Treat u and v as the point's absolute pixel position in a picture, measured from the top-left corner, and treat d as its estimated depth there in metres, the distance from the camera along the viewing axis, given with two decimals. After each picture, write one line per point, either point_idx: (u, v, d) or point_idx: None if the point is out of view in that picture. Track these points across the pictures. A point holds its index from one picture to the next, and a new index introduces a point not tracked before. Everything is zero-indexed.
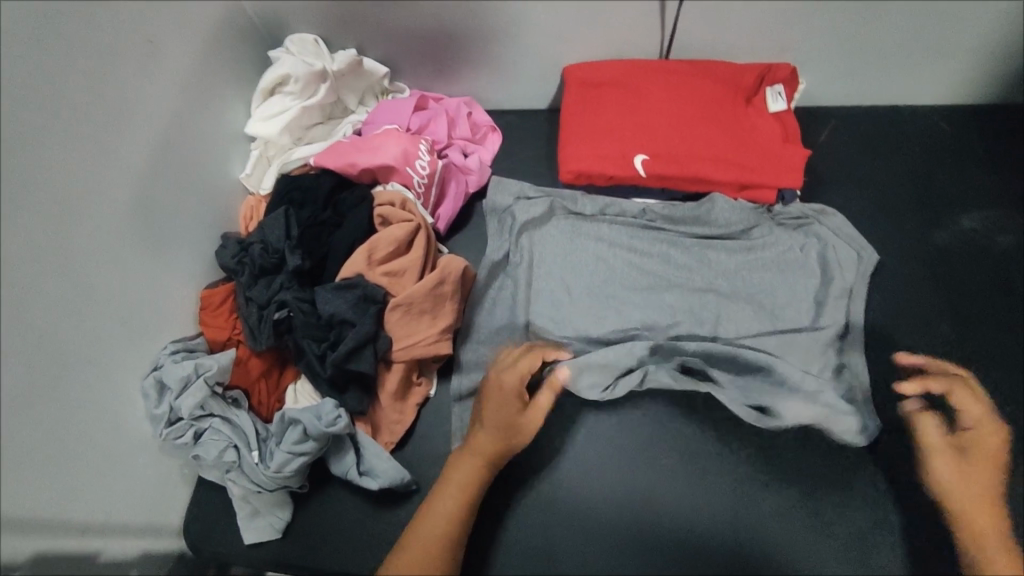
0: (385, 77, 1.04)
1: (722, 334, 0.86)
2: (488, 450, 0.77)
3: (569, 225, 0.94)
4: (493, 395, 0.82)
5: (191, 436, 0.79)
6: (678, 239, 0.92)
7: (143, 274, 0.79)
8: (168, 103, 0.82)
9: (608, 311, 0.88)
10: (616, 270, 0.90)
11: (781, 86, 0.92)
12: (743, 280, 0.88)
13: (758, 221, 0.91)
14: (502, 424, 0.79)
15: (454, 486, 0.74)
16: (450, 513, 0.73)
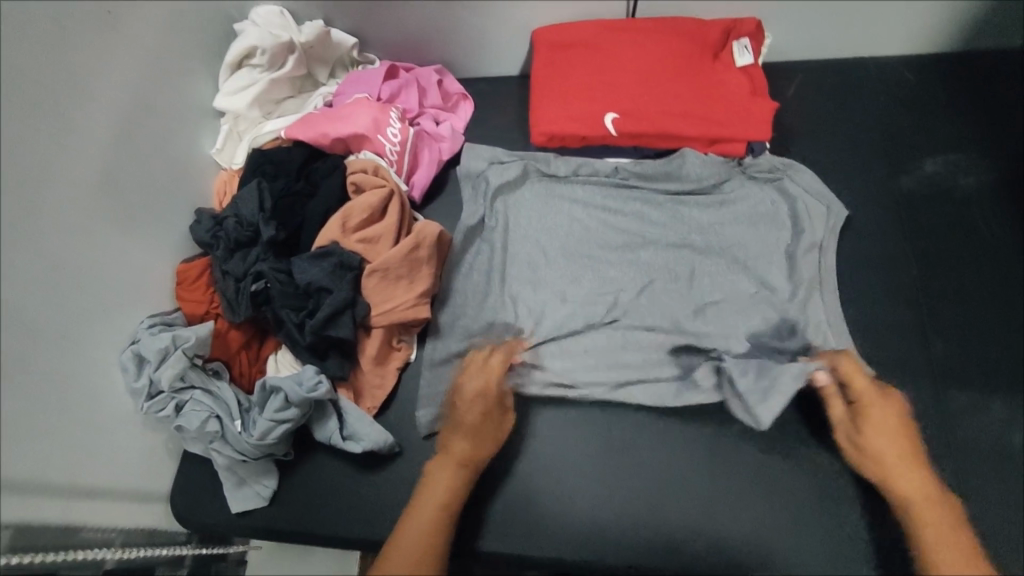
0: (354, 48, 1.04)
1: (698, 287, 0.88)
2: (471, 454, 0.76)
3: (544, 189, 0.95)
4: (465, 395, 0.79)
5: (173, 408, 0.79)
6: (652, 196, 0.93)
7: (117, 248, 0.78)
8: (134, 78, 0.82)
9: (587, 271, 0.90)
10: (591, 229, 0.92)
11: (747, 41, 0.92)
12: (716, 233, 0.90)
13: (728, 176, 0.93)
14: (482, 428, 0.77)
15: (441, 486, 0.73)
16: (434, 522, 0.71)
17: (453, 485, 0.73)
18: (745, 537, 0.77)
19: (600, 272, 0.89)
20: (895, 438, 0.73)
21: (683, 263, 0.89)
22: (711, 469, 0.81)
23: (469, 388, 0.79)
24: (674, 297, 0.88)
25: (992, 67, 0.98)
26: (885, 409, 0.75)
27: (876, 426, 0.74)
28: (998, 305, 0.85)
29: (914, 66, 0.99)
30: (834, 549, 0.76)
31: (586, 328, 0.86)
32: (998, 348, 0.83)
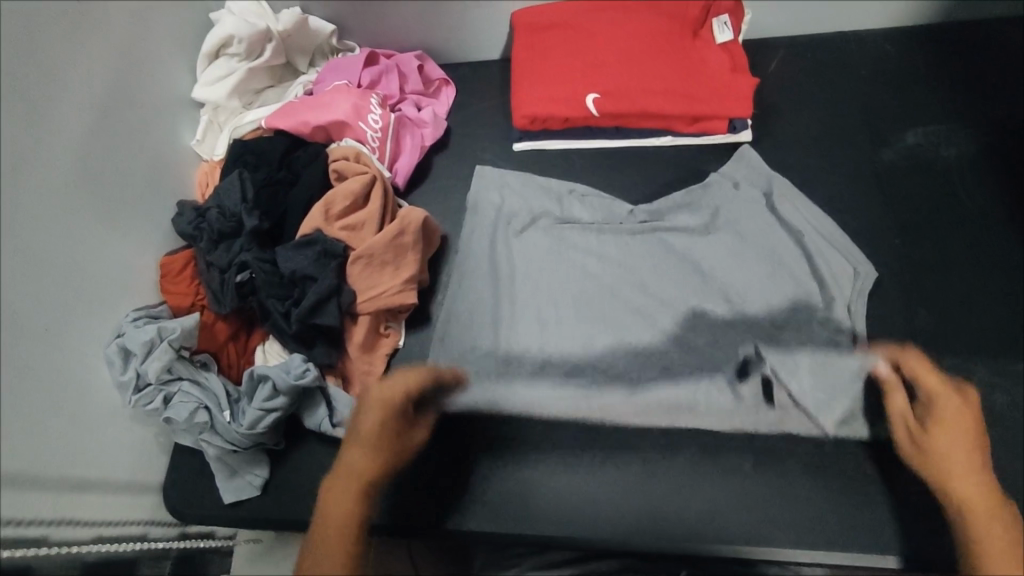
0: (333, 35, 1.03)
1: (718, 353, 0.85)
2: (374, 468, 0.73)
3: (559, 235, 0.92)
4: (369, 410, 0.77)
5: (161, 401, 0.79)
6: (670, 249, 0.91)
7: (98, 240, 0.78)
8: (109, 69, 0.81)
9: (600, 328, 0.87)
10: (605, 286, 0.89)
11: (726, 17, 0.93)
12: (730, 283, 0.88)
13: (734, 204, 0.91)
14: (381, 441, 0.74)
15: (347, 486, 0.71)
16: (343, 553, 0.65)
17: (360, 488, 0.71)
18: (740, 510, 0.77)
19: (616, 329, 0.87)
20: (963, 453, 0.75)
21: (698, 318, 0.87)
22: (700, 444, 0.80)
23: (367, 403, 0.78)
24: (693, 356, 0.85)
25: (970, 39, 0.98)
26: (958, 421, 0.78)
27: (949, 435, 0.77)
28: (985, 274, 0.86)
29: (894, 39, 0.99)
30: (828, 519, 0.75)
31: (599, 392, 0.84)
32: (979, 317, 0.84)
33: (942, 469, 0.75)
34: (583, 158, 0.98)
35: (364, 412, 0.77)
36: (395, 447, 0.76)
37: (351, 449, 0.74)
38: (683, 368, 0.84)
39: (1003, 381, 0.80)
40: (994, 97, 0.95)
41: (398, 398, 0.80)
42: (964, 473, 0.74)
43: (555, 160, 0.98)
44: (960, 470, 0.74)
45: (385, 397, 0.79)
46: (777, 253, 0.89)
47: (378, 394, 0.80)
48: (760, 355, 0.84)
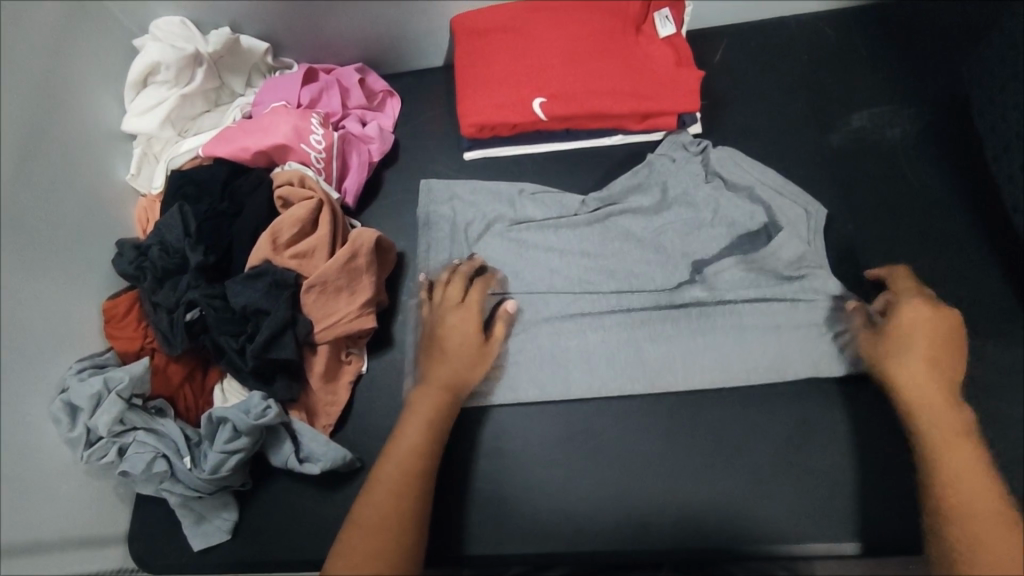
0: (268, 53, 0.99)
1: (699, 343, 0.83)
2: (457, 381, 0.77)
3: (518, 236, 0.90)
4: (450, 331, 0.80)
5: (115, 453, 0.77)
6: (633, 231, 0.90)
7: (36, 293, 0.74)
8: (30, 109, 0.76)
9: (584, 321, 0.85)
10: (573, 278, 0.88)
11: (668, 10, 0.91)
12: (713, 269, 0.86)
13: (678, 175, 0.90)
14: (460, 360, 0.78)
15: (419, 421, 0.73)
16: (416, 442, 0.71)
17: (434, 414, 0.74)
18: (719, 508, 0.77)
19: (601, 329, 0.85)
20: (926, 385, 0.72)
21: (687, 308, 0.85)
22: (675, 444, 0.80)
23: (450, 325, 0.80)
24: (670, 335, 0.84)
25: (912, 17, 0.98)
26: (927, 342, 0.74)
27: (913, 368, 0.73)
28: (937, 251, 0.86)
29: (833, 21, 0.99)
30: (802, 509, 0.76)
31: (591, 381, 0.83)
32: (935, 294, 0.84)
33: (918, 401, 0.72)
34: (537, 163, 0.96)
35: (442, 332, 0.80)
36: (483, 355, 0.80)
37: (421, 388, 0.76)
38: (676, 355, 0.83)
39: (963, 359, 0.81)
40: (936, 73, 0.95)
41: (471, 307, 0.81)
42: (939, 417, 0.70)
43: (507, 167, 0.97)
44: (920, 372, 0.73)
45: (462, 313, 0.81)
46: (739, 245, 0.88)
47: (454, 315, 0.81)
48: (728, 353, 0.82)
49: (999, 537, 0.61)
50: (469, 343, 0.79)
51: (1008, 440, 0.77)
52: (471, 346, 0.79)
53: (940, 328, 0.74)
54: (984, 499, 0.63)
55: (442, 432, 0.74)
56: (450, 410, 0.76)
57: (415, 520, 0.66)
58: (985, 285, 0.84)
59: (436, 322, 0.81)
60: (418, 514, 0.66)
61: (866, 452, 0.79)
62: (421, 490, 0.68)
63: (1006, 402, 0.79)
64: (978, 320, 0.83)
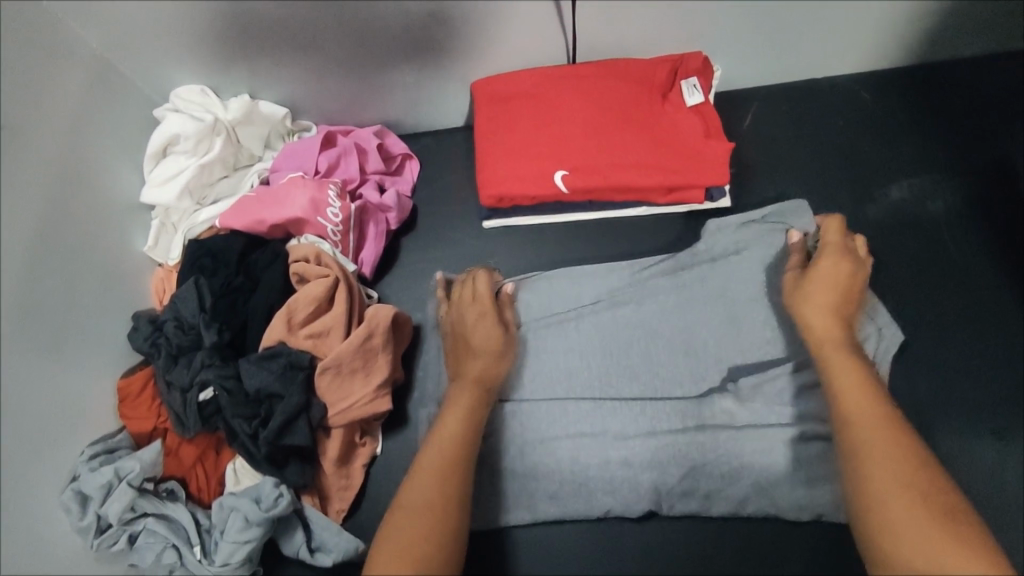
0: (287, 117, 0.98)
1: (727, 475, 0.80)
2: (484, 371, 0.76)
3: (538, 340, 0.87)
4: (472, 323, 0.79)
5: (126, 540, 0.76)
6: (660, 330, 0.86)
7: (48, 380, 0.72)
8: (42, 194, 0.74)
9: (607, 436, 0.82)
10: (593, 381, 0.85)
11: (696, 79, 0.87)
12: (749, 381, 0.83)
13: (717, 275, 0.88)
14: (486, 350, 0.78)
15: (456, 417, 0.71)
16: (456, 428, 0.70)
17: (470, 408, 0.72)
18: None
19: (627, 448, 0.81)
20: (829, 324, 0.72)
21: (716, 425, 0.81)
22: (697, 536, 0.81)
23: (467, 320, 0.80)
24: (699, 457, 0.80)
25: (951, 81, 0.93)
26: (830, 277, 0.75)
27: (815, 307, 0.73)
28: (982, 339, 0.82)
29: (870, 84, 0.94)
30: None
31: (612, 502, 0.81)
32: (979, 384, 0.80)
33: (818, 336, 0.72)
34: (557, 233, 0.94)
35: (466, 326, 0.80)
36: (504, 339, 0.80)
37: (455, 381, 0.76)
38: (699, 481, 0.80)
39: (1006, 455, 0.77)
40: (978, 141, 0.90)
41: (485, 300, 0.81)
42: (829, 329, 0.72)
43: (528, 237, 0.95)
44: (817, 300, 0.74)
45: (477, 306, 0.80)
46: (789, 357, 0.84)
47: (473, 309, 0.80)
48: (756, 479, 0.80)
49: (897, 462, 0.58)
50: (493, 335, 0.79)
51: None
52: (490, 332, 0.79)
53: (839, 269, 0.75)
54: (874, 419, 0.62)
55: (478, 429, 0.71)
56: (485, 405, 0.74)
57: (459, 511, 0.63)
58: None
59: (460, 317, 0.80)
60: (463, 500, 0.64)
61: None
62: (466, 468, 0.67)
63: None
64: None
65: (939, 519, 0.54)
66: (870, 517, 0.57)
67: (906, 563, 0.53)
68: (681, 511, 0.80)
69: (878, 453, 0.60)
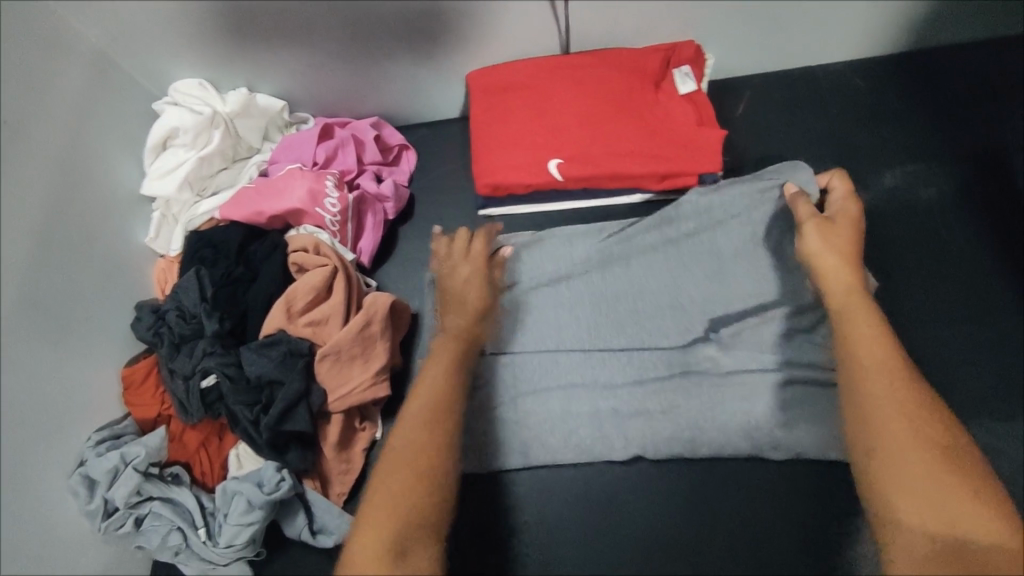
0: (285, 109, 0.99)
1: (710, 420, 0.81)
2: (466, 329, 0.80)
3: (528, 296, 0.89)
4: (458, 282, 0.84)
5: (132, 523, 0.78)
6: (647, 281, 0.89)
7: (54, 368, 0.74)
8: (43, 185, 0.75)
9: (596, 385, 0.84)
10: (582, 334, 0.87)
11: (688, 67, 0.88)
12: (730, 329, 0.85)
13: (705, 238, 0.88)
14: (474, 308, 0.82)
15: (444, 367, 0.74)
16: (445, 376, 0.73)
17: (458, 361, 0.76)
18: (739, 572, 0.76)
19: (614, 396, 0.84)
20: (838, 266, 0.76)
21: (701, 369, 0.84)
22: (700, 517, 0.79)
23: (458, 278, 0.84)
24: (682, 398, 0.82)
25: (946, 68, 0.94)
26: (848, 228, 0.79)
27: (825, 252, 0.77)
28: (976, 323, 0.82)
29: (864, 70, 0.95)
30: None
31: (597, 445, 0.82)
32: (971, 368, 0.80)
33: (827, 277, 0.76)
34: (553, 222, 0.96)
35: (451, 285, 0.84)
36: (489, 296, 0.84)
37: (441, 334, 0.79)
38: (686, 427, 0.81)
39: (998, 433, 0.78)
40: (972, 128, 0.91)
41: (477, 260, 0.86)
42: (835, 268, 0.76)
43: (524, 225, 0.96)
44: (833, 242, 0.78)
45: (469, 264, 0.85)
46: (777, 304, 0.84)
47: (463, 270, 0.85)
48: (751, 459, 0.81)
49: (904, 412, 0.62)
50: (481, 297, 0.83)
51: None
52: (478, 293, 0.83)
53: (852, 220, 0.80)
54: (881, 363, 0.67)
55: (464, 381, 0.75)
56: (469, 360, 0.78)
57: (451, 455, 0.66)
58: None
59: (447, 276, 0.85)
60: (455, 446, 0.68)
61: None
62: (457, 418, 0.70)
63: None
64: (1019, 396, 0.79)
65: (948, 465, 0.59)
66: (877, 459, 0.62)
67: (897, 503, 0.59)
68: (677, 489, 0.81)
69: (885, 397, 0.64)
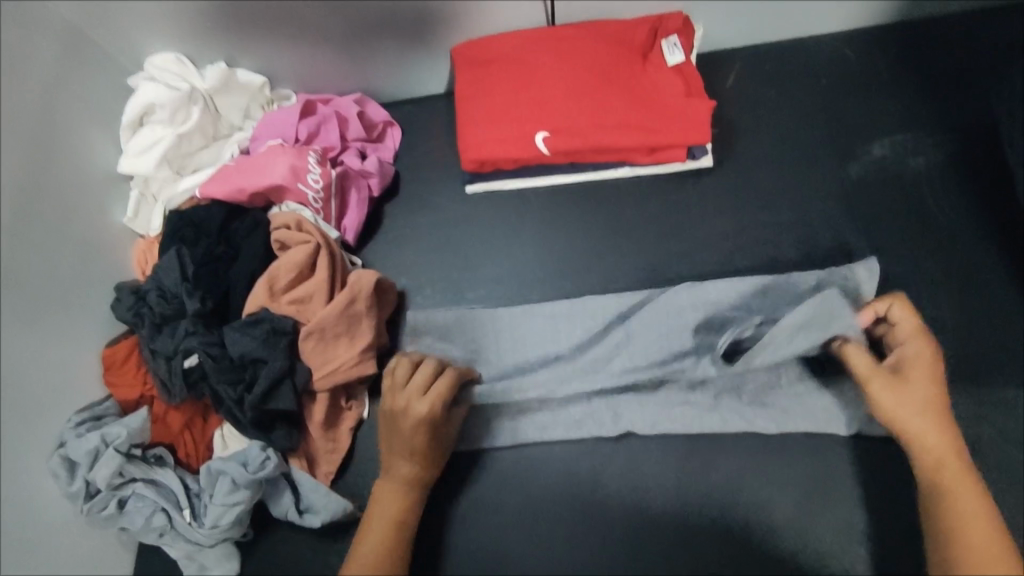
0: (265, 86, 0.97)
1: (699, 392, 0.82)
2: (416, 475, 0.74)
3: (514, 275, 0.92)
4: (408, 425, 0.74)
5: (116, 505, 0.76)
6: (634, 255, 0.90)
7: (30, 348, 0.72)
8: (16, 161, 0.73)
9: (584, 358, 0.85)
10: (568, 308, 0.87)
11: (676, 38, 0.87)
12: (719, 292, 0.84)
13: (690, 219, 0.90)
14: (425, 451, 0.75)
15: (380, 529, 0.71)
16: (379, 545, 0.70)
17: (399, 523, 0.72)
18: (728, 540, 0.77)
19: (602, 368, 0.84)
20: (911, 411, 0.69)
21: (691, 338, 0.84)
22: (688, 495, 0.79)
23: (407, 420, 0.74)
24: (669, 369, 0.83)
25: (940, 38, 0.92)
26: (921, 382, 0.71)
27: (902, 401, 0.70)
28: (965, 292, 0.82)
29: (854, 41, 0.94)
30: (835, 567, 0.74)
31: (585, 419, 0.82)
32: (961, 339, 0.80)
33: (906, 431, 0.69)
34: (541, 197, 0.94)
35: (401, 422, 0.74)
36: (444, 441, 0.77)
37: (386, 480, 0.75)
38: (674, 401, 0.82)
39: (987, 402, 0.78)
40: (962, 97, 0.90)
41: (436, 402, 0.75)
42: (918, 422, 0.69)
43: (511, 201, 0.95)
44: (907, 394, 0.70)
45: (427, 406, 0.75)
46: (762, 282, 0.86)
47: (414, 404, 0.75)
48: (742, 436, 0.80)
49: (983, 522, 0.62)
50: (435, 442, 0.76)
51: None
52: (433, 442, 0.75)
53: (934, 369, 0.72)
54: (960, 477, 0.66)
55: (404, 547, 0.72)
56: (412, 514, 0.74)
57: None
58: (1014, 330, 0.80)
59: (396, 414, 0.75)
60: None
61: (889, 503, 0.76)
62: None
63: None
64: (1007, 365, 0.79)
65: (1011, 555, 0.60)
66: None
67: None
68: (665, 467, 0.80)
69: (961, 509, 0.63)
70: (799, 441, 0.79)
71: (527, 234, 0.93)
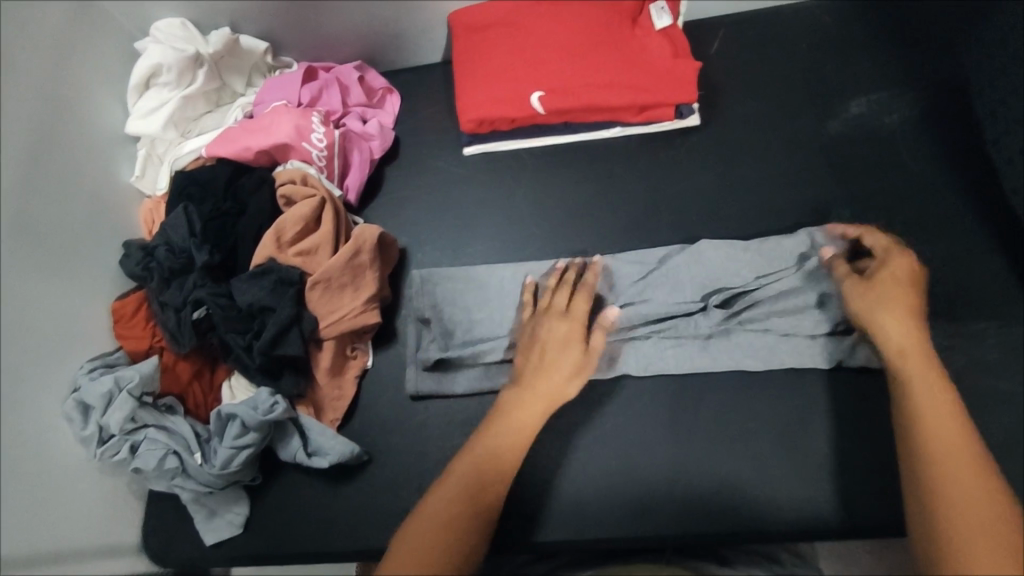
0: (268, 52, 0.99)
1: (689, 337, 0.86)
2: (563, 386, 0.76)
3: (513, 230, 0.95)
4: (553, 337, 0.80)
5: (127, 450, 0.78)
6: (628, 209, 0.94)
7: (47, 293, 0.75)
8: (33, 111, 0.76)
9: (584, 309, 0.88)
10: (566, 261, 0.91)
11: (664, 2, 0.92)
12: (710, 245, 0.89)
13: (680, 174, 0.94)
14: (564, 361, 0.78)
15: (508, 430, 0.71)
16: (508, 444, 0.70)
17: (524, 431, 0.71)
18: (720, 473, 0.79)
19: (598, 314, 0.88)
20: (903, 336, 0.74)
21: (683, 285, 0.88)
22: (681, 433, 0.82)
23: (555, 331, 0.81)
24: (660, 314, 0.87)
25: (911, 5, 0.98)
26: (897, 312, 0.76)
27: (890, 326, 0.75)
28: (939, 238, 0.87)
29: (831, 9, 1.00)
30: (826, 498, 0.77)
31: None
32: (936, 281, 0.85)
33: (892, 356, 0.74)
34: (536, 158, 0.98)
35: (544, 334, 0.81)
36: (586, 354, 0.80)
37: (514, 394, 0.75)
38: (666, 344, 0.86)
39: (963, 341, 0.82)
40: (934, 58, 0.95)
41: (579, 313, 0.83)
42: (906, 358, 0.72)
43: (508, 161, 0.98)
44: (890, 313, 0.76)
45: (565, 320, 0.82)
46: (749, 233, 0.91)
47: (556, 321, 0.82)
48: (731, 375, 0.84)
49: (968, 471, 0.60)
50: (576, 354, 0.79)
51: (1009, 422, 0.78)
52: (573, 353, 0.79)
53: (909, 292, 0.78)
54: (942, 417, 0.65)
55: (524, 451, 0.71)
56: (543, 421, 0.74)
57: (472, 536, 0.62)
58: (985, 272, 0.85)
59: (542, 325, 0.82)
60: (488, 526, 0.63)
61: (874, 437, 0.80)
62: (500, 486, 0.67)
63: (1005, 386, 0.80)
64: (981, 304, 0.83)
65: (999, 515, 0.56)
66: (939, 516, 0.58)
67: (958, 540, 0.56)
68: (659, 407, 0.83)
69: (949, 461, 0.61)
70: (786, 379, 0.83)
71: (524, 191, 0.97)
